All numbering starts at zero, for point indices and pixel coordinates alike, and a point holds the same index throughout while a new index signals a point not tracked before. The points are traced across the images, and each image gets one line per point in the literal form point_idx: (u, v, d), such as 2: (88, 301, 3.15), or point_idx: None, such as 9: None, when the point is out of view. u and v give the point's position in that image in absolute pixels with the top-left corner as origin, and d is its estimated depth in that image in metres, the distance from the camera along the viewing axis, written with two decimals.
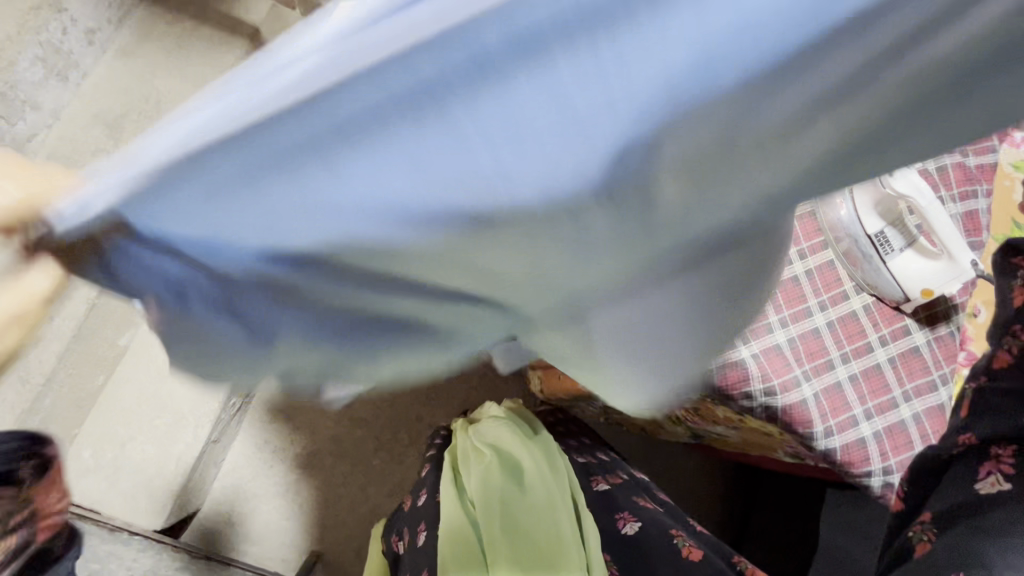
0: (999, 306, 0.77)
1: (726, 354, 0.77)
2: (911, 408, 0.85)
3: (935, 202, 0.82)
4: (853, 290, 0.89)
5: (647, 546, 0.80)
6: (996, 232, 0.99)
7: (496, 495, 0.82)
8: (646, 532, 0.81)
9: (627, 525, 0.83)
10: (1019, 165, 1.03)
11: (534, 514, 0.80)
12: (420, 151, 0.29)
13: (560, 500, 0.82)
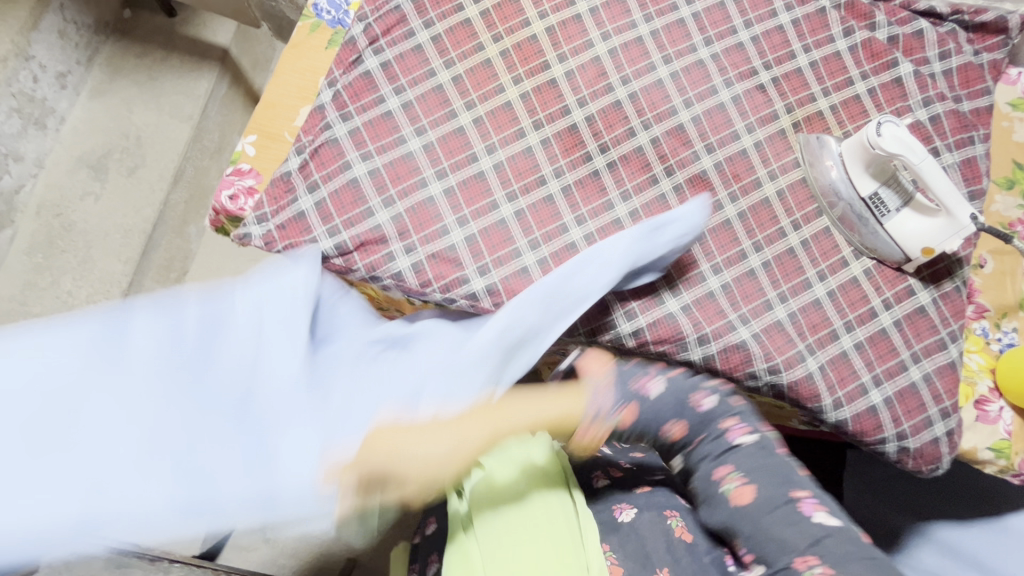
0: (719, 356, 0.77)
1: (720, 339, 0.80)
2: (921, 368, 0.82)
3: (929, 158, 0.76)
4: (852, 256, 0.87)
5: (644, 533, 0.77)
6: (997, 176, 0.96)
7: (498, 548, 0.72)
8: (640, 519, 0.78)
9: (623, 515, 0.80)
10: (1017, 103, 0.99)
11: (541, 566, 0.70)
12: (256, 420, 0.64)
13: (570, 549, 0.71)
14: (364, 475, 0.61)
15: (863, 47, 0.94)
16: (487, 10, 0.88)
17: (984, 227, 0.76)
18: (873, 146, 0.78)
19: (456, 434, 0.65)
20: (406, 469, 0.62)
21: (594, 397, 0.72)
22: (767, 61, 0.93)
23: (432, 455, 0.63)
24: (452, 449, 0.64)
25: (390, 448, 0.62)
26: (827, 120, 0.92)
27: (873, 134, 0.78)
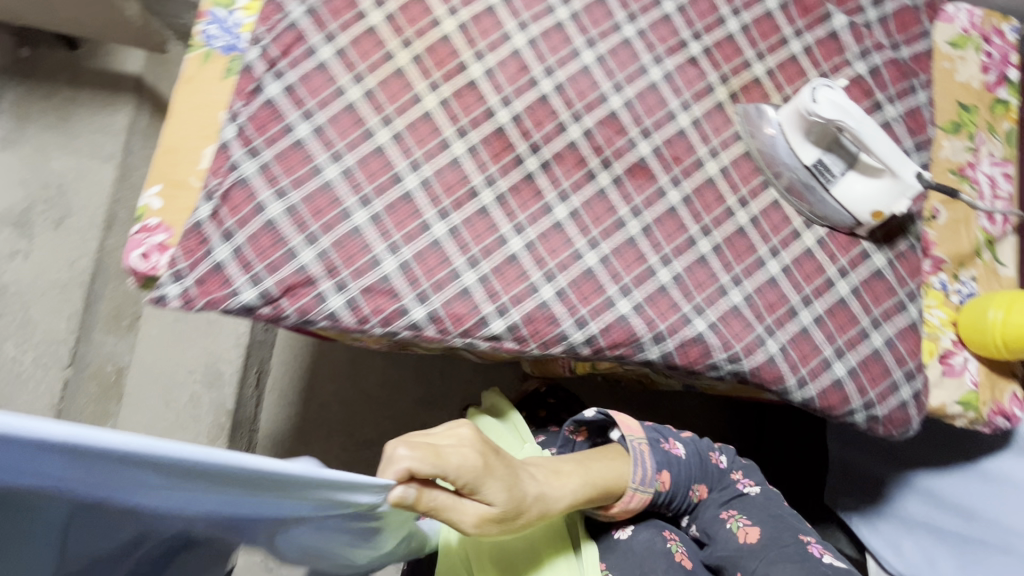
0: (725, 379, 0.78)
1: (677, 333, 0.77)
2: (882, 334, 0.81)
3: (868, 120, 0.73)
4: (803, 226, 0.84)
5: (641, 550, 0.77)
6: (944, 121, 0.93)
7: None
8: (636, 538, 0.79)
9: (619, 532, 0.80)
10: (956, 41, 0.95)
11: None
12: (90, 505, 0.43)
13: None
14: (482, 455, 0.62)
15: (794, 4, 0.90)
16: (392, 15, 0.82)
17: (930, 185, 0.74)
18: (809, 112, 0.75)
19: (542, 480, 0.70)
20: (490, 490, 0.63)
21: (639, 458, 0.78)
22: (697, 31, 0.88)
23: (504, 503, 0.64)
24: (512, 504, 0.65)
25: (467, 483, 0.61)
26: (765, 87, 0.88)
27: (808, 101, 0.74)
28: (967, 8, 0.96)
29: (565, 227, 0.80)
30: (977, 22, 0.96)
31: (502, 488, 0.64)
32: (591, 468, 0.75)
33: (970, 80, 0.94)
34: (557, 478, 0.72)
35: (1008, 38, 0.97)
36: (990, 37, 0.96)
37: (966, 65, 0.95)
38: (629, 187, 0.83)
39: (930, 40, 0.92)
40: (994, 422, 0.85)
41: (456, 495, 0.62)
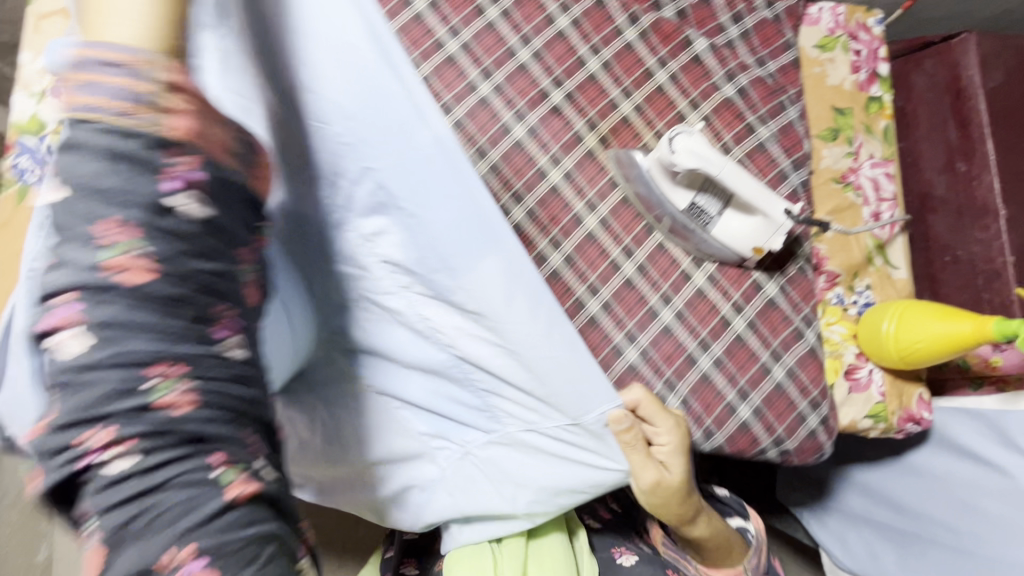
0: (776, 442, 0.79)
1: None
2: (783, 365, 0.80)
3: (730, 163, 0.71)
4: (693, 265, 0.82)
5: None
6: (820, 129, 0.91)
7: None
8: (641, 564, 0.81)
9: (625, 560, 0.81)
10: (823, 43, 0.93)
11: None
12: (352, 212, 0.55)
13: None
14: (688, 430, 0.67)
15: (653, 33, 0.87)
16: None
17: (799, 220, 0.72)
18: (670, 161, 0.72)
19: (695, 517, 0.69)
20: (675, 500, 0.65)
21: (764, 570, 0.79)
22: (557, 76, 0.84)
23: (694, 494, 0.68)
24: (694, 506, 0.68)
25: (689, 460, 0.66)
26: (634, 125, 0.85)
27: (668, 150, 0.71)
28: (830, 6, 0.94)
29: None
30: (841, 20, 0.94)
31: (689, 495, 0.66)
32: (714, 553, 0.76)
33: (841, 82, 0.93)
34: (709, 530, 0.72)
35: (875, 31, 0.95)
36: (857, 33, 0.94)
37: (836, 67, 0.93)
38: None
39: (796, 49, 0.90)
40: (905, 429, 0.85)
41: (645, 495, 0.64)
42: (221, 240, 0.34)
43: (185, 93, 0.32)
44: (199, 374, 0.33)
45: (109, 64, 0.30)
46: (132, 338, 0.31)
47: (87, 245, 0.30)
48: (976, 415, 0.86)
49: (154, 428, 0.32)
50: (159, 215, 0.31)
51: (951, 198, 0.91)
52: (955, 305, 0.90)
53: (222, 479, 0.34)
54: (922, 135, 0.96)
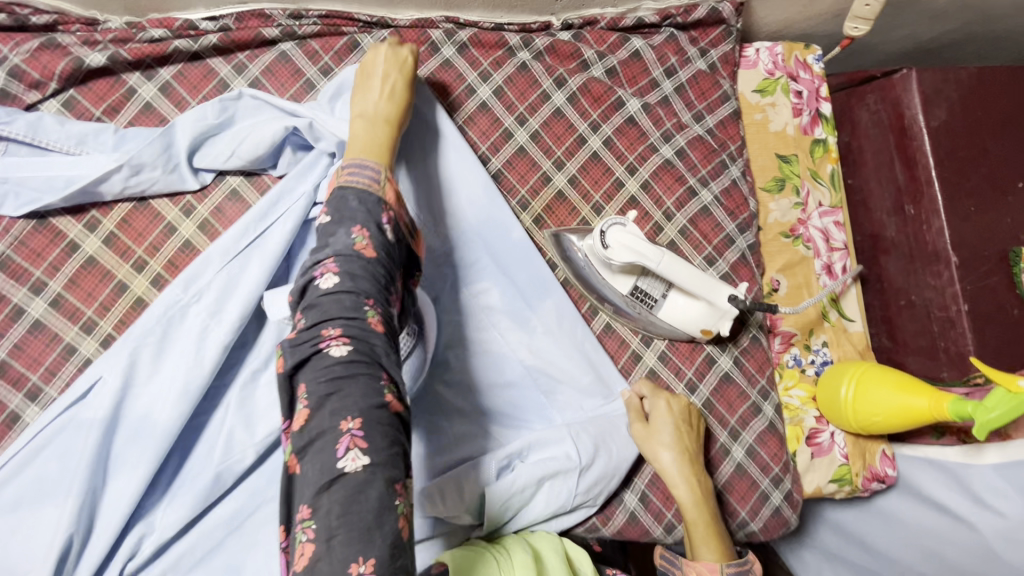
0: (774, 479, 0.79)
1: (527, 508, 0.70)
2: (741, 444, 0.77)
3: (667, 254, 0.66)
4: (642, 345, 0.79)
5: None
6: (765, 180, 0.87)
7: None
8: None
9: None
10: (762, 87, 0.89)
11: None
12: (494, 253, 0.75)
13: None
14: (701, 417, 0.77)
15: (582, 95, 0.81)
16: (111, 235, 0.69)
17: (745, 307, 0.68)
18: (605, 256, 0.69)
19: (687, 477, 0.70)
20: (662, 445, 0.71)
21: None
22: (483, 153, 0.78)
23: (691, 449, 0.72)
24: (688, 463, 0.71)
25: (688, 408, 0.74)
26: (571, 199, 0.80)
27: (601, 246, 0.68)
28: (767, 47, 0.89)
29: None
30: (780, 61, 0.89)
31: (679, 444, 0.71)
32: (711, 538, 0.68)
33: (784, 128, 0.88)
34: (702, 503, 0.69)
35: (816, 69, 0.90)
36: (797, 73, 0.89)
37: (778, 111, 0.89)
38: (444, 358, 0.74)
39: (735, 100, 0.84)
40: (871, 488, 0.83)
41: (647, 424, 0.72)
42: (393, 255, 0.53)
43: (396, 185, 0.57)
44: (385, 312, 0.50)
45: (364, 175, 0.56)
46: (364, 278, 0.49)
47: (347, 237, 0.51)
48: (940, 466, 0.86)
49: (361, 330, 0.47)
50: (377, 230, 0.52)
51: (901, 240, 0.88)
52: (914, 351, 0.88)
53: (385, 387, 0.47)
54: (870, 173, 0.92)
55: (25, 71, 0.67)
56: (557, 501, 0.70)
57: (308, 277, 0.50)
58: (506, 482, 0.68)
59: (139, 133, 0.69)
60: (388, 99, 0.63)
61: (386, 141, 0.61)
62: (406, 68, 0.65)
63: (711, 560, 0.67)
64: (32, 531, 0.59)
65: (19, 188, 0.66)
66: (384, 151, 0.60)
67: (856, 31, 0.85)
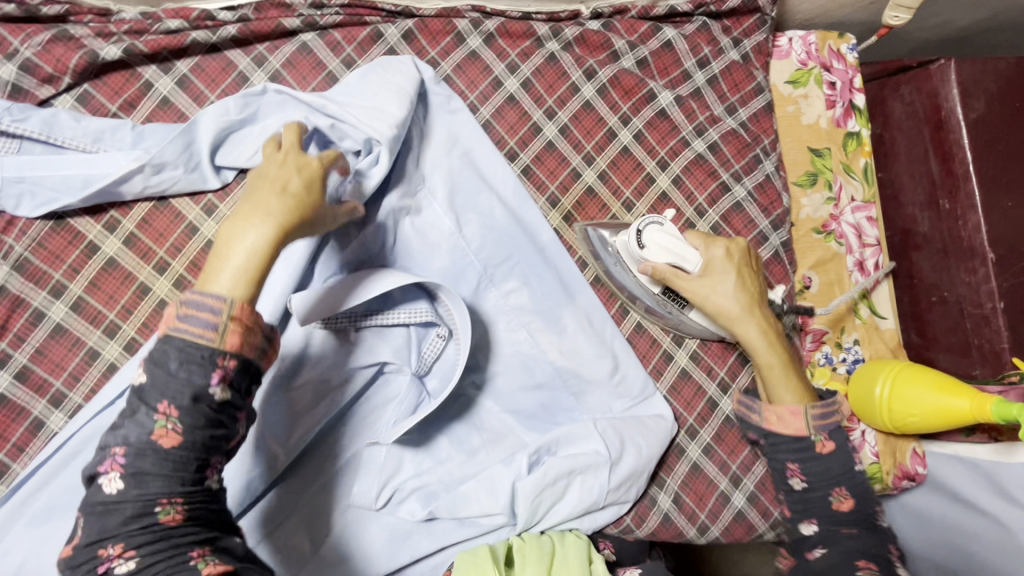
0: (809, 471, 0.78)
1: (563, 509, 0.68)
2: None
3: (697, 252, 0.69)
4: (674, 344, 0.77)
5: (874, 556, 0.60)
6: (797, 174, 0.86)
7: None
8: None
9: (838, 503, 0.64)
10: (794, 78, 0.87)
11: None
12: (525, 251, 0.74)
13: None
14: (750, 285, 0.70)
15: (613, 87, 0.78)
16: (131, 236, 0.66)
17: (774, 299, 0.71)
18: (639, 255, 0.70)
19: (751, 317, 0.69)
20: (721, 291, 0.69)
21: None
22: (512, 149, 0.76)
23: (753, 293, 0.70)
24: (749, 306, 0.69)
25: (742, 247, 0.71)
26: (601, 196, 0.77)
27: (636, 245, 0.69)
28: (800, 35, 0.87)
29: (409, 438, 0.69)
30: (813, 51, 0.86)
31: (742, 288, 0.69)
32: (788, 373, 0.69)
33: (817, 120, 0.86)
34: (772, 342, 0.69)
35: (850, 58, 0.86)
36: (831, 63, 0.86)
37: (810, 102, 0.86)
38: (475, 359, 0.73)
39: (768, 92, 0.83)
40: (901, 486, 0.83)
41: (702, 274, 0.69)
42: (220, 419, 0.45)
43: (242, 323, 0.44)
44: (188, 500, 0.45)
45: (203, 317, 0.43)
46: (153, 478, 0.44)
47: (147, 422, 0.44)
48: (968, 462, 0.84)
49: (152, 535, 0.44)
50: (193, 404, 0.43)
51: (934, 235, 0.87)
52: (945, 348, 0.86)
53: (197, 565, 0.44)
54: (903, 166, 0.90)
55: (38, 65, 0.64)
56: (589, 498, 0.68)
57: (91, 469, 0.45)
58: (537, 477, 0.66)
59: (157, 130, 0.66)
60: (284, 199, 0.49)
61: (266, 253, 0.46)
62: (309, 162, 0.52)
63: (794, 403, 0.67)
64: (67, 544, 0.58)
65: (36, 188, 0.63)
66: (250, 272, 0.45)
67: (896, 20, 0.82)
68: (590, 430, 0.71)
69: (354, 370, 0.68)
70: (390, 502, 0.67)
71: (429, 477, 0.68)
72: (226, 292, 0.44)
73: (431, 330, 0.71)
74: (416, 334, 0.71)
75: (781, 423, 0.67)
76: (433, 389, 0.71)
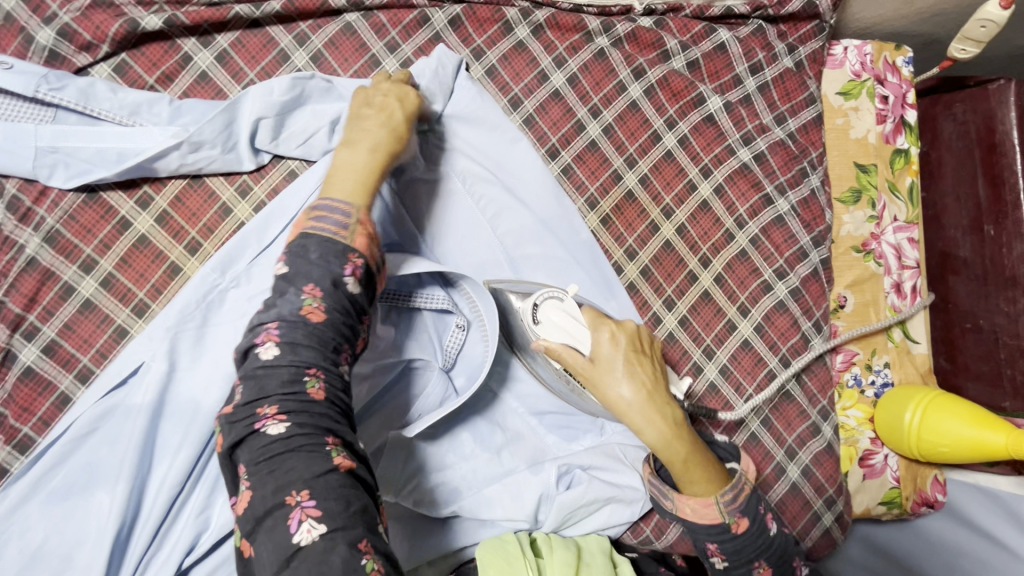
0: (837, 494, 0.76)
1: (587, 514, 0.68)
2: (798, 463, 0.75)
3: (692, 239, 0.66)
4: (704, 357, 0.75)
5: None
6: (842, 189, 0.83)
7: None
8: None
9: None
10: (847, 89, 0.84)
11: None
12: (561, 255, 0.72)
13: None
14: (638, 356, 0.57)
15: (661, 88, 0.76)
16: (164, 214, 0.65)
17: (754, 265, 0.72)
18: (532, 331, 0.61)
19: (652, 412, 0.54)
20: (615, 382, 0.55)
21: None
22: (553, 146, 0.74)
23: (654, 378, 0.57)
24: (649, 394, 0.55)
25: (629, 333, 0.58)
26: (640, 200, 0.75)
27: (532, 320, 0.61)
28: (857, 45, 0.84)
29: (432, 432, 0.68)
30: (869, 61, 0.84)
31: (636, 376, 0.56)
32: (692, 469, 0.54)
33: (866, 135, 0.83)
34: (676, 435, 0.54)
35: (905, 72, 0.83)
36: (885, 75, 0.84)
37: (862, 115, 0.84)
38: (501, 356, 0.72)
39: (820, 103, 0.81)
40: (919, 511, 0.82)
41: (591, 361, 0.57)
42: (353, 310, 0.48)
43: (367, 228, 0.51)
44: (331, 378, 0.46)
45: (336, 219, 0.50)
46: (307, 346, 0.45)
47: (295, 299, 0.46)
48: (988, 492, 0.84)
49: (300, 403, 0.43)
50: (333, 288, 0.47)
51: (974, 261, 0.84)
52: (974, 376, 0.85)
53: (332, 450, 0.43)
54: (948, 187, 0.87)
55: (76, 32, 0.62)
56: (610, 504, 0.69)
57: (248, 340, 0.46)
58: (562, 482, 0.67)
59: (196, 106, 0.64)
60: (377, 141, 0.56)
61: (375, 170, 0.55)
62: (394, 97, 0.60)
63: (704, 495, 0.54)
64: (84, 520, 0.57)
65: (70, 159, 0.62)
66: (365, 186, 0.53)
67: (963, 54, 0.79)
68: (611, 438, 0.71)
69: (382, 365, 0.67)
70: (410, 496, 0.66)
71: (451, 474, 0.68)
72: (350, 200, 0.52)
73: (449, 320, 0.70)
74: (436, 325, 0.70)
75: (693, 513, 0.55)
76: (459, 387, 0.70)
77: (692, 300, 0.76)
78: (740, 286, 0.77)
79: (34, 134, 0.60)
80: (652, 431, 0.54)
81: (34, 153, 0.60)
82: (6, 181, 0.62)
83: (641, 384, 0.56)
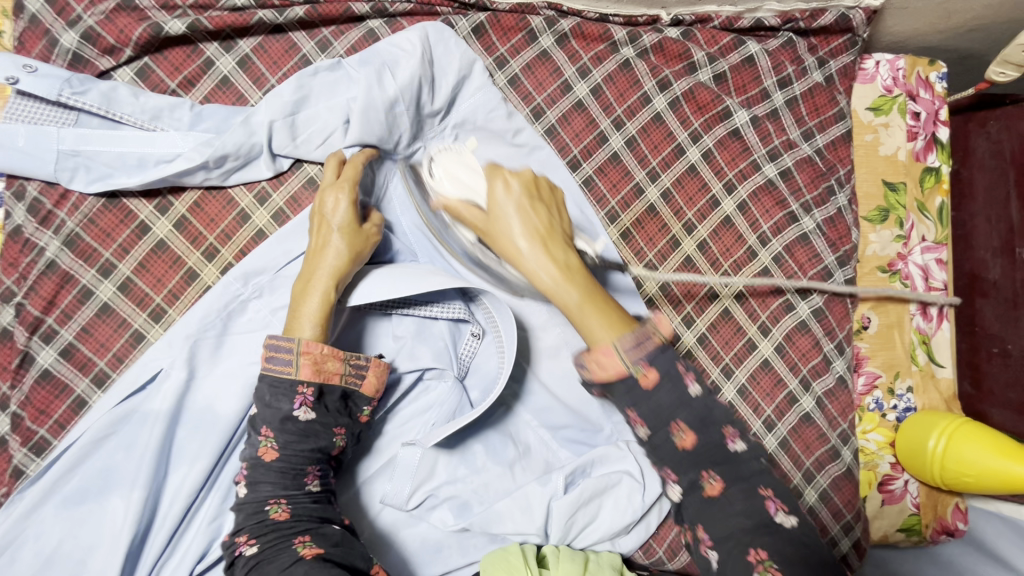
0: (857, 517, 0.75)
1: (598, 528, 0.67)
2: (816, 487, 0.74)
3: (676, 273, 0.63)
4: (723, 376, 0.74)
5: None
6: (869, 206, 0.81)
7: None
8: None
9: (708, 488, 0.49)
10: (877, 105, 0.82)
11: None
12: None
13: None
14: (533, 201, 0.54)
15: (686, 101, 0.74)
16: (182, 219, 0.65)
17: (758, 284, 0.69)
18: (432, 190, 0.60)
19: (544, 255, 0.52)
20: (506, 225, 0.53)
21: None
22: (574, 158, 0.72)
23: (550, 224, 0.54)
24: (544, 238, 0.53)
25: (528, 180, 0.56)
26: (661, 215, 0.74)
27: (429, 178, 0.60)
28: (889, 59, 0.82)
29: (445, 444, 0.67)
30: (901, 77, 0.81)
31: (527, 217, 0.53)
32: (594, 308, 0.50)
33: (896, 152, 0.81)
34: (568, 278, 0.51)
35: (939, 88, 0.81)
36: (918, 91, 0.81)
37: (892, 131, 0.82)
38: (516, 370, 0.71)
39: (849, 119, 0.79)
40: (940, 540, 0.80)
41: (484, 212, 0.55)
42: (307, 430, 0.53)
43: (312, 356, 0.53)
44: (280, 442, 0.52)
45: (283, 357, 0.53)
46: (261, 418, 0.53)
47: (255, 443, 0.53)
48: None
49: (256, 465, 0.53)
50: (282, 424, 0.52)
51: (1004, 284, 0.82)
52: (1000, 403, 0.82)
53: (270, 509, 0.51)
54: (980, 208, 0.85)
55: (100, 35, 0.62)
56: (622, 521, 0.67)
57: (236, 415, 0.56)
58: (573, 497, 0.66)
59: (217, 112, 0.64)
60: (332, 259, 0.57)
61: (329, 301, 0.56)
62: (338, 211, 0.58)
63: (607, 342, 0.48)
64: (98, 525, 0.57)
65: (90, 163, 0.62)
66: (323, 315, 0.56)
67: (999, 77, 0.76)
68: (623, 452, 0.70)
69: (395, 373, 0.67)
70: (422, 506, 0.66)
71: (463, 487, 0.67)
72: (303, 335, 0.54)
73: (464, 329, 0.70)
74: (451, 335, 0.70)
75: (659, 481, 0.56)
76: (474, 399, 0.69)
77: (711, 317, 0.74)
78: (761, 305, 0.75)
79: (56, 137, 0.60)
80: (546, 281, 0.52)
81: (55, 156, 0.60)
82: (29, 183, 0.62)
83: (535, 233, 0.53)
